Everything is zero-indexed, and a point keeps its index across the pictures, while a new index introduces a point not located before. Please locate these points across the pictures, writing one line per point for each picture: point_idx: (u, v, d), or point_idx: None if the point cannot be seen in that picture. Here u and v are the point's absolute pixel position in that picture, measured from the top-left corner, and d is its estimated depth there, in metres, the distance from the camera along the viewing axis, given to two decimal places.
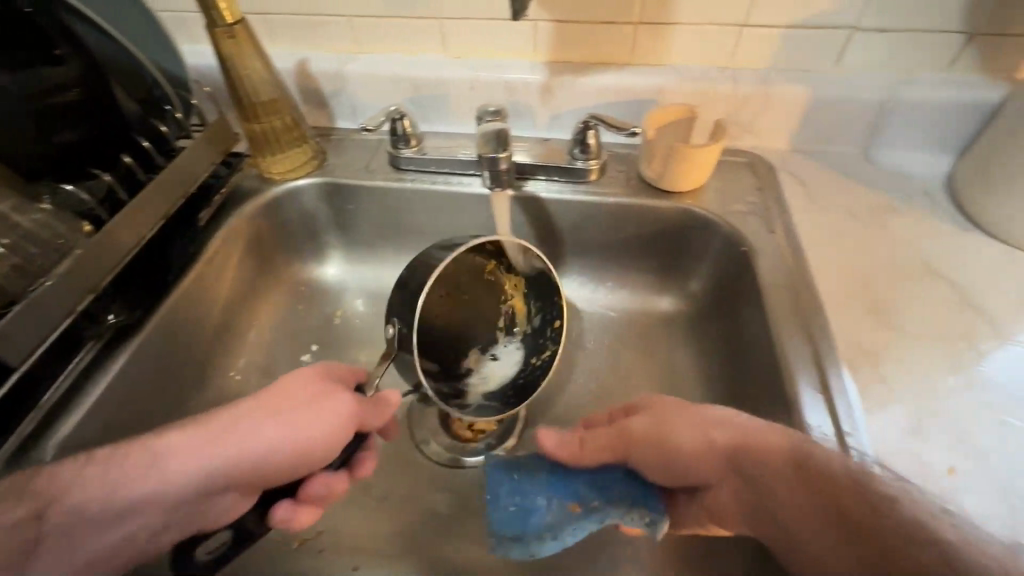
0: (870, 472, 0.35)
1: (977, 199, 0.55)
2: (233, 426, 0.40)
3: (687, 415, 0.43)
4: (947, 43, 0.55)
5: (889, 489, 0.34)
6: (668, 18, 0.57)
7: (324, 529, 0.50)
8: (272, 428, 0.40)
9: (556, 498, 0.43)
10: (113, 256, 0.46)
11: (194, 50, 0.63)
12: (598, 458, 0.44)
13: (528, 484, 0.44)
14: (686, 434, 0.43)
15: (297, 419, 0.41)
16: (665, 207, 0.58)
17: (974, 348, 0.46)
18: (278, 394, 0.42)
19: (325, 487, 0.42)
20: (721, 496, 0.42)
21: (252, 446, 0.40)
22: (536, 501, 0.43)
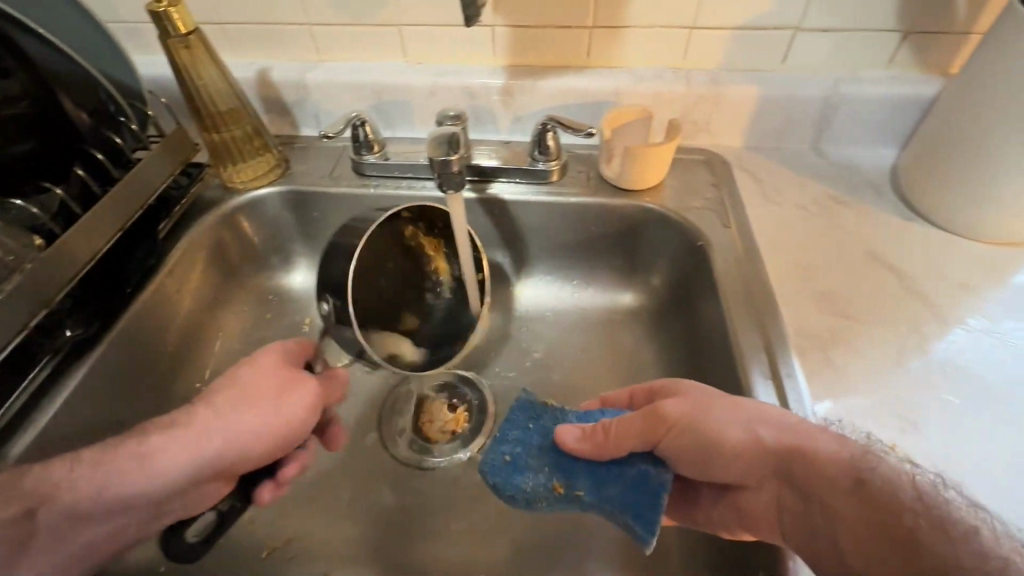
0: (938, 494, 0.33)
1: (917, 189, 0.57)
2: (206, 421, 0.40)
3: (738, 413, 0.40)
4: (885, 41, 0.58)
5: (961, 519, 0.32)
6: (621, 22, 0.59)
7: (293, 537, 0.50)
8: (247, 420, 0.41)
9: (552, 472, 0.41)
10: (67, 270, 0.45)
11: (150, 61, 0.63)
12: (627, 446, 0.39)
13: (534, 454, 0.42)
14: (734, 431, 0.39)
15: (271, 411, 0.42)
16: (625, 205, 0.60)
17: (916, 330, 0.48)
18: (248, 387, 0.42)
19: (298, 468, 0.46)
20: (761, 501, 0.40)
21: (232, 439, 0.40)
22: (529, 465, 0.42)
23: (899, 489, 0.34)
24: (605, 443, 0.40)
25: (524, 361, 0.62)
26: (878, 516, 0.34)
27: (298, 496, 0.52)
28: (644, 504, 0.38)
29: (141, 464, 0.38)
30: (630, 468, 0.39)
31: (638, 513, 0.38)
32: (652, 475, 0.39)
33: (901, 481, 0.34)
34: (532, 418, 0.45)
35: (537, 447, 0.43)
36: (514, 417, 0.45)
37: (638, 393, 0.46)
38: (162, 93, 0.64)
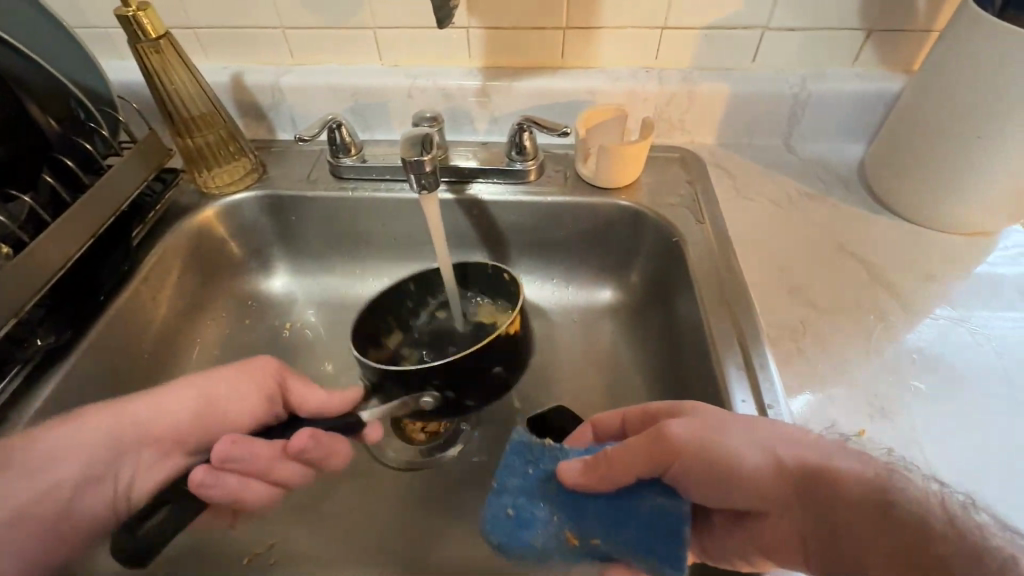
0: (964, 513, 0.31)
1: (884, 183, 0.59)
2: (146, 404, 0.45)
3: (745, 430, 0.37)
4: (850, 39, 0.60)
5: (988, 538, 0.30)
6: (593, 23, 0.60)
7: (275, 543, 0.50)
8: (186, 401, 0.45)
9: (561, 520, 0.38)
10: (36, 278, 0.44)
11: (119, 66, 0.62)
12: (631, 474, 0.36)
13: (538, 498, 0.39)
14: (747, 451, 0.36)
15: (212, 389, 0.46)
16: (602, 203, 0.61)
17: (884, 319, 0.49)
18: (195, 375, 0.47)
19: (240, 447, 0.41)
20: (780, 527, 0.36)
21: (173, 417, 0.45)
22: (536, 514, 0.38)
23: (927, 512, 0.32)
24: (614, 476, 0.36)
25: None
26: (907, 543, 0.31)
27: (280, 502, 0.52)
28: (665, 546, 0.35)
29: (120, 415, 0.44)
30: (644, 505, 0.36)
31: (659, 552, 0.35)
32: (671, 510, 0.36)
33: (929, 503, 0.32)
34: (530, 461, 0.41)
35: (541, 492, 0.39)
36: (509, 463, 0.41)
37: (631, 414, 0.44)
38: (133, 98, 0.63)
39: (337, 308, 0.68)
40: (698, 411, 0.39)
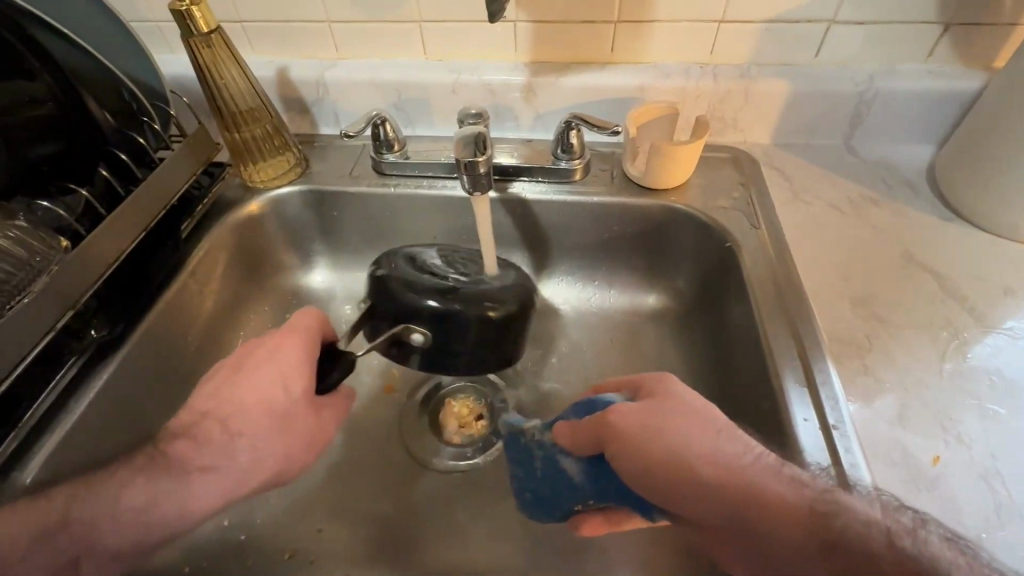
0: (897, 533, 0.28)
1: (956, 188, 0.55)
2: (214, 394, 0.44)
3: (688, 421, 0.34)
4: (924, 33, 0.56)
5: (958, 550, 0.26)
6: (646, 16, 0.57)
7: (324, 528, 0.51)
8: (233, 384, 0.44)
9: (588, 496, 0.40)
10: (93, 271, 0.45)
11: (173, 60, 0.63)
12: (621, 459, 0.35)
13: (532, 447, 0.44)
14: (695, 446, 0.33)
15: (249, 371, 0.44)
16: (650, 204, 0.58)
17: (958, 336, 0.46)
18: (244, 361, 0.45)
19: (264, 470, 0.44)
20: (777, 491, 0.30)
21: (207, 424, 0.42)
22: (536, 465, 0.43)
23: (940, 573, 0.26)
24: (578, 446, 0.39)
25: (545, 363, 0.62)
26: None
27: (318, 498, 0.53)
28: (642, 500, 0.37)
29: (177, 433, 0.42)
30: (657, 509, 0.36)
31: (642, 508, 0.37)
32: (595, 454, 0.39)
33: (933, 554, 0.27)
34: (513, 446, 0.45)
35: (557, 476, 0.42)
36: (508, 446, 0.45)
37: (626, 385, 0.41)
38: (184, 91, 0.64)
39: None
40: (660, 391, 0.37)
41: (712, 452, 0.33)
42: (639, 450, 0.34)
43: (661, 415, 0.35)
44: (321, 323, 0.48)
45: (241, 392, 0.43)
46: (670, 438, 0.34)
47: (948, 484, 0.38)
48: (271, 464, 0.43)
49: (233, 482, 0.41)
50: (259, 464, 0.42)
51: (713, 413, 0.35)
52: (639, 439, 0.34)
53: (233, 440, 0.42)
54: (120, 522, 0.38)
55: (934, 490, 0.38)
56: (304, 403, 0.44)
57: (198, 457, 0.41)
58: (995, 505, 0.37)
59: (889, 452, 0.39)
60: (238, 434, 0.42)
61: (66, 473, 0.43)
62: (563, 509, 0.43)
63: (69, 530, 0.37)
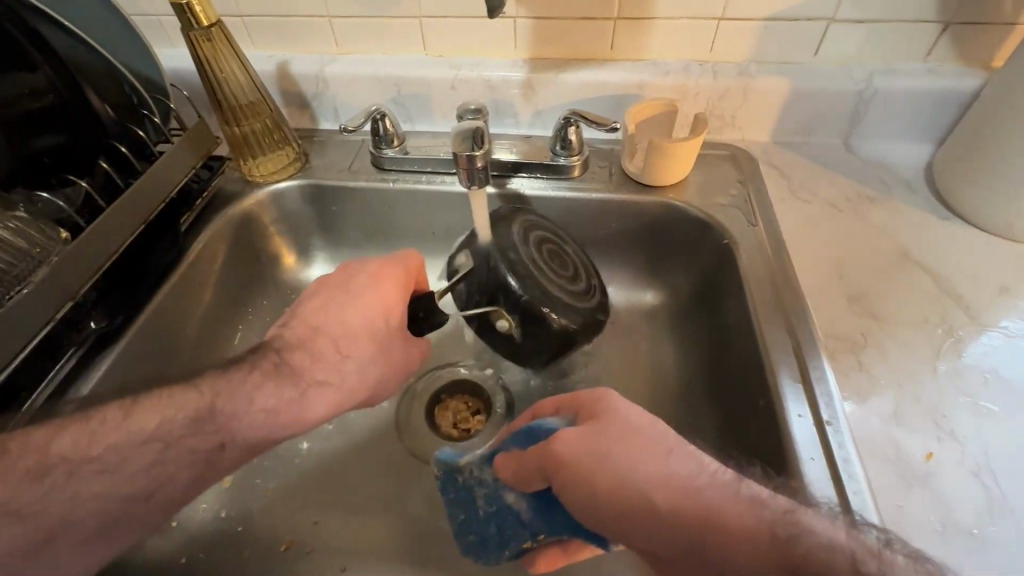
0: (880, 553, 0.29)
1: (954, 187, 0.55)
2: (315, 315, 0.45)
3: (635, 443, 0.33)
4: (923, 32, 0.56)
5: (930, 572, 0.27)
6: (646, 14, 0.57)
7: (320, 520, 0.51)
8: (338, 306, 0.45)
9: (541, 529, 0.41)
10: (93, 263, 0.46)
11: (174, 54, 0.63)
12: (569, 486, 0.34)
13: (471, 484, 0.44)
14: (642, 470, 0.32)
15: (351, 298, 0.45)
16: (648, 201, 0.59)
17: (953, 334, 0.46)
18: (341, 286, 0.46)
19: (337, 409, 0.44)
20: (732, 514, 0.29)
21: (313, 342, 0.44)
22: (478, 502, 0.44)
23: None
24: (522, 477, 0.38)
25: None
26: None
27: (315, 490, 0.53)
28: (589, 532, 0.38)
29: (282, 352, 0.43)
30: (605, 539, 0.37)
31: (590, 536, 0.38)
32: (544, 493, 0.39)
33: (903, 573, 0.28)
34: (450, 485, 0.45)
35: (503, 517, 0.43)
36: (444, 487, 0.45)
37: (564, 404, 0.40)
38: (184, 85, 0.64)
39: None
40: (604, 412, 0.36)
41: (661, 477, 0.31)
42: (584, 477, 0.33)
43: (603, 438, 0.34)
44: (420, 267, 0.49)
45: (349, 315, 0.45)
46: (615, 467, 0.33)
47: (940, 481, 0.38)
48: (375, 386, 0.46)
49: (341, 398, 0.44)
50: (363, 386, 0.45)
51: (660, 429, 0.34)
52: (583, 468, 0.34)
53: (347, 360, 0.44)
54: (255, 422, 0.40)
55: (925, 487, 0.38)
56: (398, 335, 0.47)
57: (315, 371, 0.43)
58: (987, 502, 0.37)
59: (881, 448, 0.40)
60: (352, 354, 0.45)
61: None
62: (514, 547, 0.43)
63: (205, 432, 0.38)
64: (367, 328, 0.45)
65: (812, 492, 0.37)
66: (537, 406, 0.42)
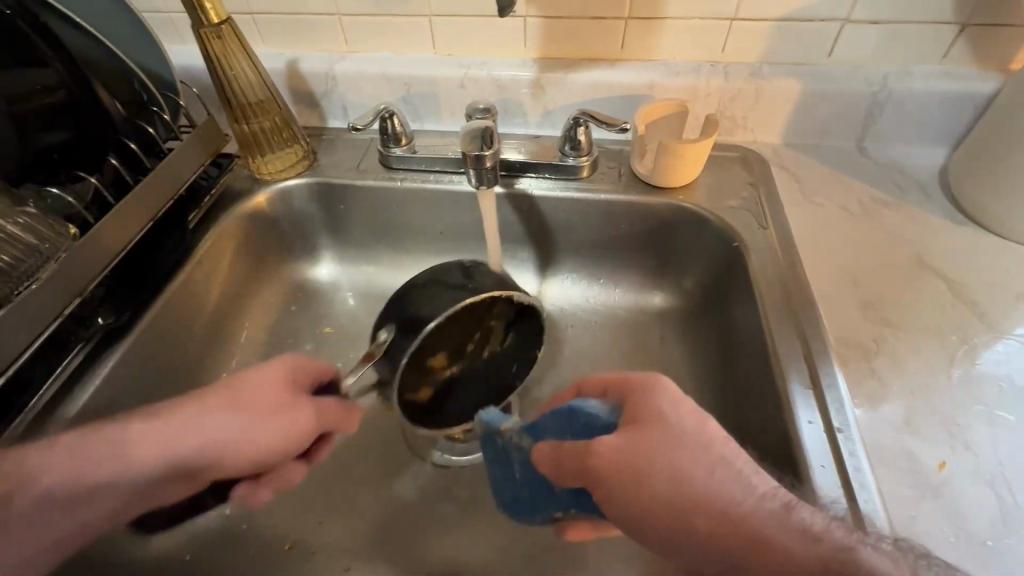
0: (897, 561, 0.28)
1: (969, 191, 0.54)
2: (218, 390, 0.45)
3: (683, 448, 0.33)
4: (939, 34, 0.55)
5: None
6: (658, 13, 0.57)
7: (324, 520, 0.51)
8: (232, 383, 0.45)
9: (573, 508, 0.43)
10: (101, 259, 0.46)
11: (183, 51, 0.63)
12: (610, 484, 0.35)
13: (510, 449, 0.46)
14: (689, 475, 0.33)
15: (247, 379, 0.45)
16: (657, 203, 0.58)
17: (968, 341, 0.45)
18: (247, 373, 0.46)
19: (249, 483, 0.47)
20: (777, 535, 0.30)
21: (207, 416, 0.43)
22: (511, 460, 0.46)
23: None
24: (561, 470, 0.38)
25: (549, 361, 0.61)
26: None
27: (320, 490, 0.53)
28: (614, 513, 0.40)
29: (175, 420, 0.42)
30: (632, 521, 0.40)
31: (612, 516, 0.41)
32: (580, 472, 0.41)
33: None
34: (491, 447, 0.47)
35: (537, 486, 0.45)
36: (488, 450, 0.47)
37: (610, 390, 0.40)
38: (193, 82, 0.64)
39: (380, 299, 0.68)
40: (651, 409, 0.36)
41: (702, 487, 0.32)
42: (629, 479, 0.34)
43: (651, 437, 0.34)
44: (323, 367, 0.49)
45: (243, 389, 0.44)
46: (656, 467, 0.33)
47: (954, 491, 0.37)
48: (238, 445, 0.43)
49: (219, 446, 0.42)
50: (255, 437, 0.44)
51: (708, 432, 0.34)
52: (624, 467, 0.34)
53: (243, 409, 0.44)
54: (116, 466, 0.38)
55: (938, 497, 0.37)
56: (277, 414, 0.45)
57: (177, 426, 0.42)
58: (1002, 514, 0.36)
59: (893, 457, 0.39)
60: (249, 405, 0.44)
61: None
62: (546, 515, 0.45)
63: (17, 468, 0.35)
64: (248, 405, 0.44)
65: (822, 502, 0.37)
66: (583, 386, 0.43)
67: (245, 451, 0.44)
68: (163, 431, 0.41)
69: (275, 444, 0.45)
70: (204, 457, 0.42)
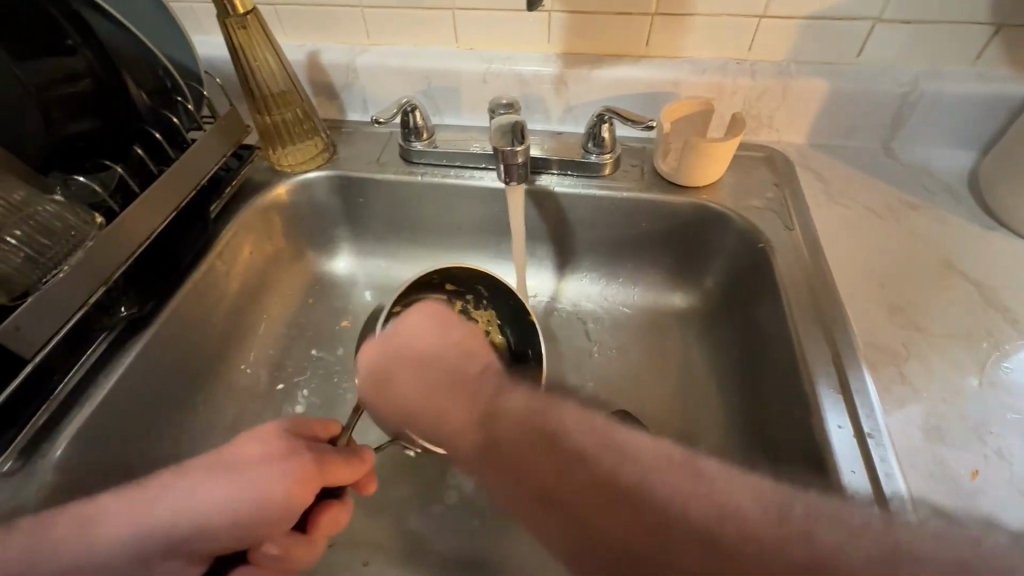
0: None
1: (1000, 195, 0.53)
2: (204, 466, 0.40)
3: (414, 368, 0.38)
4: (973, 35, 0.54)
5: None
6: (685, 10, 0.56)
7: None
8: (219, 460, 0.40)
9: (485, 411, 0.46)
10: (125, 248, 0.46)
11: (206, 41, 0.63)
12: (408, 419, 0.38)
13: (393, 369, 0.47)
14: (410, 386, 0.37)
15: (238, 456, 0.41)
16: (680, 202, 0.57)
17: (999, 347, 0.45)
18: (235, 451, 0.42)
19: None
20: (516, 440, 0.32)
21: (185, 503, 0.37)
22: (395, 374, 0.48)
23: None
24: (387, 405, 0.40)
25: (567, 359, 0.61)
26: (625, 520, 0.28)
27: None
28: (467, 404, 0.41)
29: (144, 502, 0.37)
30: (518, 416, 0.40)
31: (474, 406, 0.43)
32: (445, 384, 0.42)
33: None
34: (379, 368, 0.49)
35: None
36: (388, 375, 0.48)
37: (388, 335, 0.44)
38: (215, 73, 0.64)
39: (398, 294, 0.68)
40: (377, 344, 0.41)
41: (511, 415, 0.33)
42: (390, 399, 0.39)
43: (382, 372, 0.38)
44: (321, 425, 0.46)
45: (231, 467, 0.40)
46: (459, 396, 0.36)
47: (986, 500, 0.37)
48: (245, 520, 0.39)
49: (204, 517, 0.37)
50: (248, 501, 0.38)
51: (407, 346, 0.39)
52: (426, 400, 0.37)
53: (235, 473, 0.39)
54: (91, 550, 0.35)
55: (971, 506, 0.36)
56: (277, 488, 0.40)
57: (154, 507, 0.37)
58: None
59: (924, 463, 0.38)
60: (235, 466, 0.39)
61: (95, 448, 0.44)
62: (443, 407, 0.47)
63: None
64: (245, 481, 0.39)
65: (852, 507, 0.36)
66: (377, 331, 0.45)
67: (237, 520, 0.38)
68: (147, 500, 0.37)
69: (273, 510, 0.39)
70: (188, 530, 0.37)
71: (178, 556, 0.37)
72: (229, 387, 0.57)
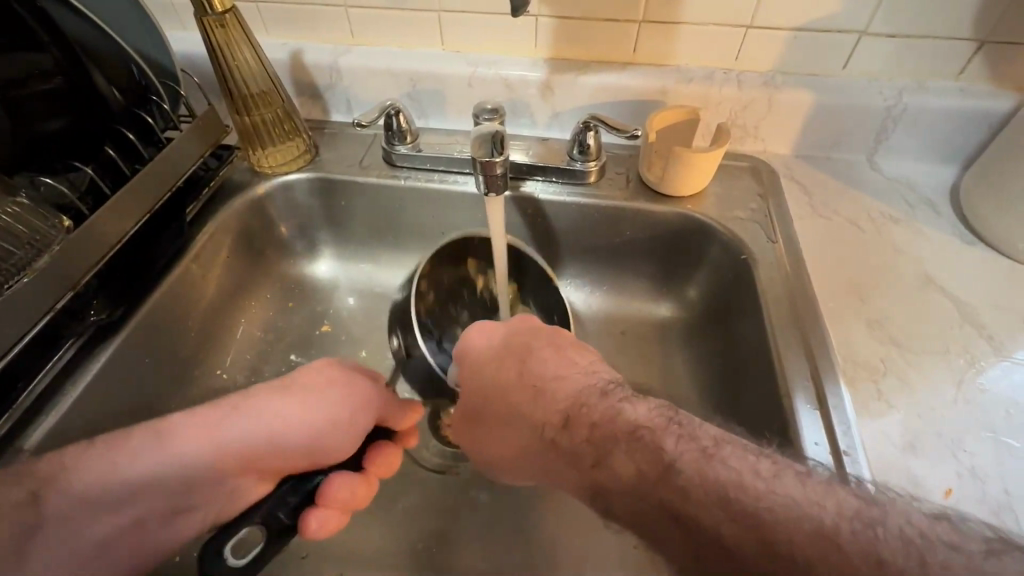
0: None
1: (979, 211, 0.54)
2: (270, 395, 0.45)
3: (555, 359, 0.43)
4: (957, 50, 0.54)
5: None
6: (673, 17, 0.56)
7: None
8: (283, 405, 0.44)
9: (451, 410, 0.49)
10: (96, 251, 0.44)
11: (185, 38, 0.61)
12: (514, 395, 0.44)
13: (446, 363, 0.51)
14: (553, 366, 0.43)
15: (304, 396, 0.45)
16: (664, 211, 0.57)
17: (975, 364, 0.45)
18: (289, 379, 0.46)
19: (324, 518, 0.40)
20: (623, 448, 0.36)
21: (268, 429, 0.42)
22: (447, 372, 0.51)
23: None
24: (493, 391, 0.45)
25: None
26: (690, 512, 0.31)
27: None
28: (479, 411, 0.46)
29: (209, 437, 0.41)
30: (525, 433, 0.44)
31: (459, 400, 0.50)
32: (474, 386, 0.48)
33: None
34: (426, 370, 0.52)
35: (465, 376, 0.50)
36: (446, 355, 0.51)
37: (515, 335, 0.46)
38: (194, 70, 0.63)
39: (378, 298, 0.67)
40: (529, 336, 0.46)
41: (563, 394, 0.40)
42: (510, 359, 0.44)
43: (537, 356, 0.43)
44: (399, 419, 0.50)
45: (298, 406, 0.44)
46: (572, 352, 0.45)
47: None
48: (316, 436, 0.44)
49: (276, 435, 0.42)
50: (322, 416, 0.44)
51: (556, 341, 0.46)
52: (511, 378, 0.43)
53: (288, 395, 0.44)
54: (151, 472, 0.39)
55: None
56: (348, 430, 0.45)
57: (233, 427, 0.42)
58: None
59: (898, 481, 0.38)
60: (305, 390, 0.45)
61: None
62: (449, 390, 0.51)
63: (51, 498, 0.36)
64: (316, 408, 0.44)
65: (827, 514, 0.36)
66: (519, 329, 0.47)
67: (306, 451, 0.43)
68: (217, 420, 0.42)
69: (333, 430, 0.45)
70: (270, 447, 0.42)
71: (247, 474, 0.41)
72: (204, 392, 0.56)
